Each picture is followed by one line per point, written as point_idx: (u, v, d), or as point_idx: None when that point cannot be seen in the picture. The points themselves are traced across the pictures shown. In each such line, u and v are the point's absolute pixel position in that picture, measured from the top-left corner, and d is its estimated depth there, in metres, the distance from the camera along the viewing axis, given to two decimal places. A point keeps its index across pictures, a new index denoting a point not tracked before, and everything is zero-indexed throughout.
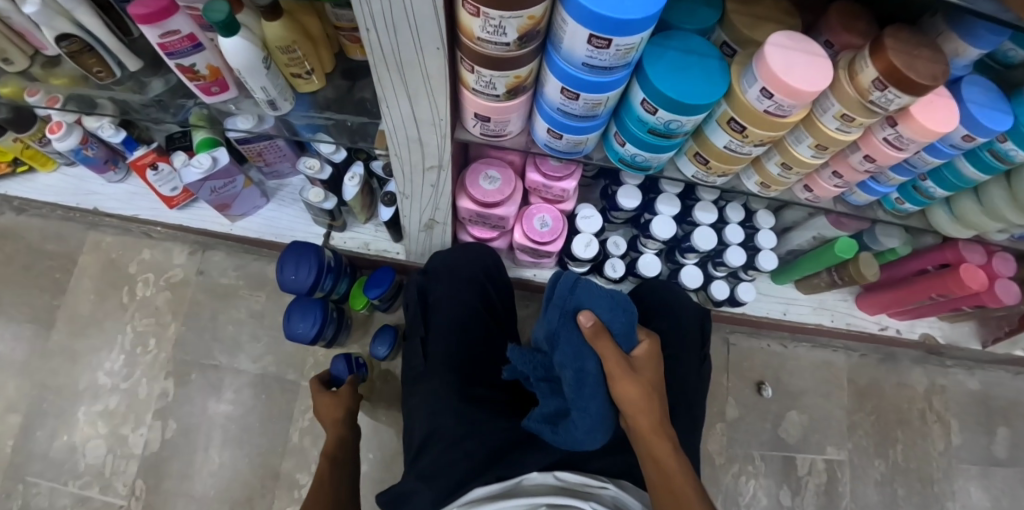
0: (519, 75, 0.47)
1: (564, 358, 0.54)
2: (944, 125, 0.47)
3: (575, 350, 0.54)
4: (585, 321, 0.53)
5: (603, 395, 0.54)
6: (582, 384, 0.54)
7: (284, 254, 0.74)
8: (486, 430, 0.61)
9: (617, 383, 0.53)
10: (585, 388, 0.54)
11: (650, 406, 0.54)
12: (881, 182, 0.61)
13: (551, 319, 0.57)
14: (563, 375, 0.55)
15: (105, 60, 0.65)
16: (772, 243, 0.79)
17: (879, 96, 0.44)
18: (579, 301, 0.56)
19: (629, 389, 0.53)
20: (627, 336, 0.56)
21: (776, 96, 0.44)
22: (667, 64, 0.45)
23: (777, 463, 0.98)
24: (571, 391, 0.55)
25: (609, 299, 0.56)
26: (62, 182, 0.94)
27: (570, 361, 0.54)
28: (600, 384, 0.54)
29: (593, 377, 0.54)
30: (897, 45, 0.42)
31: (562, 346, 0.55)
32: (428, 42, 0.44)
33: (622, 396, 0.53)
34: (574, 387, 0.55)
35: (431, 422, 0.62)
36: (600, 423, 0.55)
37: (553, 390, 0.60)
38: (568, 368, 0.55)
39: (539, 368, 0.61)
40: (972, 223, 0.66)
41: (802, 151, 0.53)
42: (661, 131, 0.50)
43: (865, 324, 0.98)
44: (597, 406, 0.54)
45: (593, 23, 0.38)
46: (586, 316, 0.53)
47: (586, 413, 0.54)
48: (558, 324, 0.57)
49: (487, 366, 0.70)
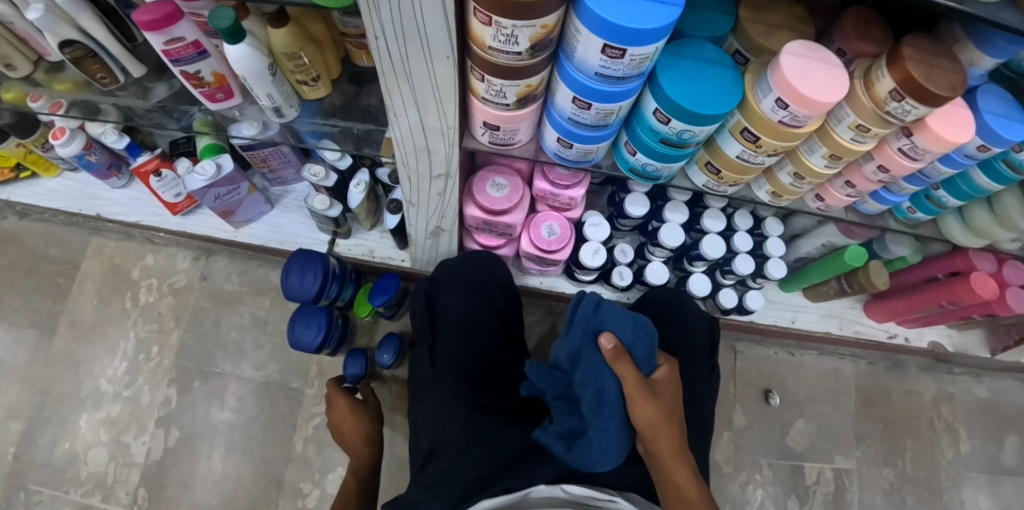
0: (529, 84, 0.46)
1: (585, 378, 0.57)
2: (960, 135, 0.46)
3: (598, 372, 0.57)
4: (605, 344, 0.56)
5: (621, 417, 0.57)
6: (602, 404, 0.56)
7: (289, 261, 0.73)
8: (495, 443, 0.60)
9: (635, 405, 0.55)
10: (604, 409, 0.56)
11: (667, 431, 0.56)
12: (894, 191, 0.60)
13: (574, 339, 0.59)
14: (583, 395, 0.57)
15: (108, 67, 0.65)
16: (781, 251, 0.78)
17: (896, 107, 0.43)
18: (602, 325, 0.58)
19: (648, 413, 0.55)
20: (648, 359, 0.59)
21: (791, 106, 0.43)
22: (680, 73, 0.45)
23: (786, 473, 0.97)
24: (589, 411, 0.57)
25: (631, 321, 0.58)
26: (64, 188, 0.93)
27: (592, 382, 0.56)
28: (620, 405, 0.56)
29: (612, 398, 0.56)
30: (915, 55, 0.42)
31: (585, 367, 0.57)
32: (438, 50, 0.43)
33: (642, 420, 0.55)
34: (593, 408, 0.56)
35: (439, 431, 0.61)
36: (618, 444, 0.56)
37: (568, 410, 0.61)
38: (589, 389, 0.57)
39: (558, 384, 0.63)
40: (985, 233, 0.65)
41: (815, 161, 0.53)
42: (673, 141, 0.49)
43: (874, 331, 0.98)
44: (615, 428, 0.56)
45: (608, 32, 0.37)
46: (606, 339, 0.55)
47: (602, 434, 0.56)
48: (580, 343, 0.59)
49: (493, 374, 0.69)
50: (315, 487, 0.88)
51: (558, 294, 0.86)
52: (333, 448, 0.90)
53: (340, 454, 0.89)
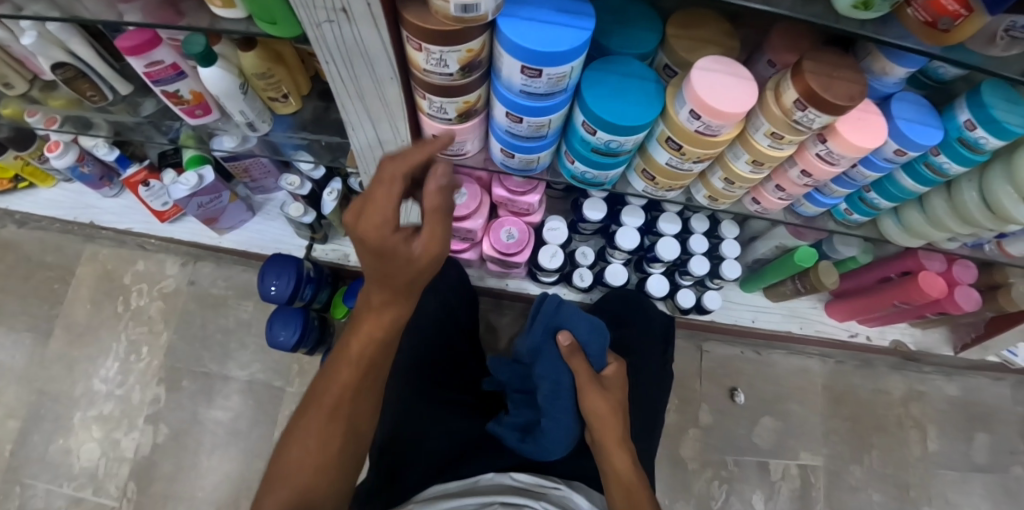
0: (467, 100, 0.50)
1: (543, 370, 0.63)
2: (867, 141, 0.50)
3: (552, 364, 0.63)
4: (563, 340, 0.62)
5: (571, 409, 0.62)
6: (555, 395, 0.62)
7: (265, 265, 0.78)
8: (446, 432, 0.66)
9: (587, 396, 0.60)
10: (557, 399, 0.62)
11: (610, 421, 0.60)
12: (825, 194, 0.64)
13: (536, 335, 0.66)
14: (540, 385, 0.63)
15: (98, 86, 0.70)
16: (736, 253, 0.81)
17: (801, 115, 0.47)
18: (559, 323, 0.65)
19: (598, 404, 0.60)
20: (600, 357, 0.64)
21: (703, 117, 0.47)
22: (604, 88, 0.49)
23: (752, 469, 1.00)
24: (545, 398, 0.63)
25: (587, 321, 0.64)
26: (60, 197, 0.99)
27: (547, 372, 0.63)
28: (572, 397, 0.62)
29: (566, 390, 0.62)
30: (816, 68, 0.45)
31: (542, 358, 0.64)
32: (382, 71, 0.48)
33: (592, 410, 0.60)
34: (548, 397, 0.62)
35: (397, 419, 0.64)
36: (568, 433, 0.61)
37: (527, 402, 0.68)
38: (545, 377, 0.63)
39: (523, 380, 0.71)
40: (920, 233, 0.69)
41: (741, 167, 0.56)
42: (603, 150, 0.53)
43: (835, 330, 1.01)
44: (566, 417, 0.62)
45: (523, 54, 0.41)
46: (563, 335, 0.62)
47: (556, 422, 0.62)
48: (540, 341, 0.66)
49: (445, 368, 0.74)
50: None
51: (524, 295, 0.90)
52: None
53: None
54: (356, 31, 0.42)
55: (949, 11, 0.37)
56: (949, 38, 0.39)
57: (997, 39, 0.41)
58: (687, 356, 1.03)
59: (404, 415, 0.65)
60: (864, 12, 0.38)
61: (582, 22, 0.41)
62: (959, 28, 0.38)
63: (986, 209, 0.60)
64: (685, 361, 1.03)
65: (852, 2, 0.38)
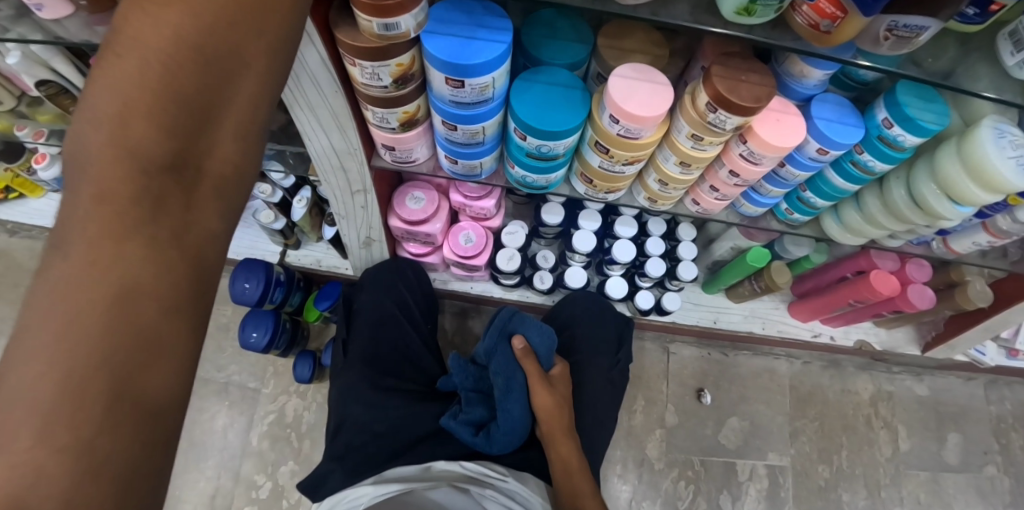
0: (407, 111, 0.54)
1: (497, 366, 0.66)
2: (783, 140, 0.53)
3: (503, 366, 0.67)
4: (517, 344, 0.67)
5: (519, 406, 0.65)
6: (509, 389, 0.65)
7: (236, 269, 0.81)
8: (395, 419, 0.68)
9: (536, 391, 0.64)
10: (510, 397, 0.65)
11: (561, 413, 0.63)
12: (762, 193, 0.67)
13: (489, 338, 0.69)
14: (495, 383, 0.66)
15: (78, 101, 0.76)
16: (692, 254, 0.84)
17: (714, 117, 0.50)
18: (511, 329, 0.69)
19: (545, 399, 0.64)
20: (548, 357, 0.68)
21: (622, 121, 0.50)
22: (532, 96, 0.53)
23: (718, 468, 1.01)
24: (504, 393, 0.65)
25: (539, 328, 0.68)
26: (50, 207, 1.04)
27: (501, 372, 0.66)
28: (524, 391, 0.65)
29: (519, 384, 0.65)
30: (723, 74, 0.49)
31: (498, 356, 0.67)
32: (326, 86, 0.52)
33: (540, 405, 0.64)
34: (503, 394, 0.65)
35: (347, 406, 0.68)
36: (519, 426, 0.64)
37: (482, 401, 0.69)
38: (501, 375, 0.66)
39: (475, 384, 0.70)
40: (859, 231, 0.72)
41: (671, 169, 0.60)
42: (537, 154, 0.57)
43: (799, 330, 1.03)
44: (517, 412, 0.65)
45: (446, 68, 0.45)
46: (516, 340, 0.67)
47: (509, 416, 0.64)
48: (493, 344, 0.69)
49: (402, 362, 0.76)
50: (268, 481, 0.95)
51: (490, 297, 0.94)
52: (285, 444, 0.97)
53: (292, 449, 0.96)
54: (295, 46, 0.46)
55: (827, 14, 0.41)
56: (831, 39, 0.43)
57: (883, 39, 0.45)
58: (653, 358, 1.06)
59: (354, 403, 0.69)
60: (749, 18, 0.42)
61: (501, 35, 0.45)
62: (840, 29, 0.42)
63: (914, 206, 0.63)
64: (653, 362, 1.05)
65: (734, 9, 0.42)
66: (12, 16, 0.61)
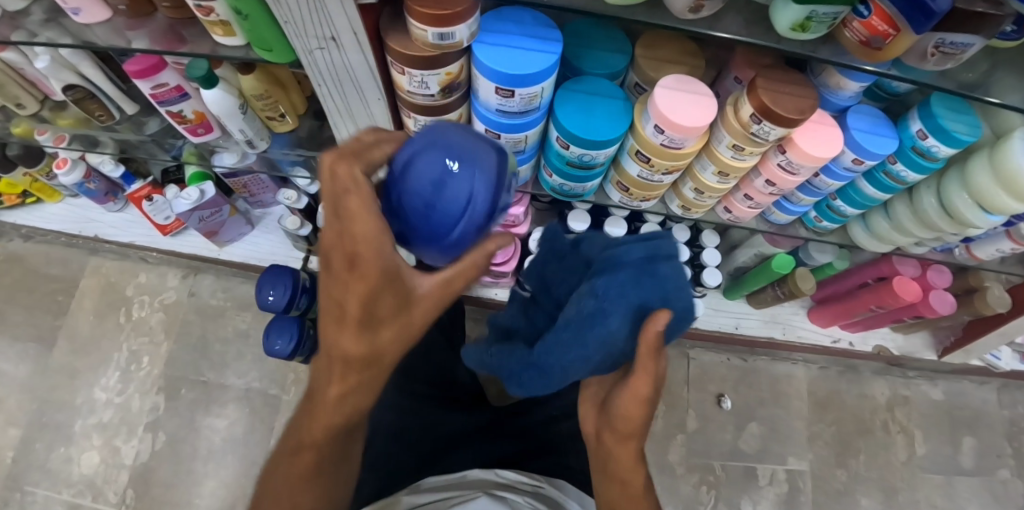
0: (449, 118, 0.54)
1: (614, 291, 0.49)
2: (823, 151, 0.53)
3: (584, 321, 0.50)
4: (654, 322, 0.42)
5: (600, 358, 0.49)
6: (593, 326, 0.49)
7: (262, 275, 0.81)
8: (427, 425, 0.69)
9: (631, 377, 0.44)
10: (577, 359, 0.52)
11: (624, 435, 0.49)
12: (793, 201, 0.68)
13: (631, 251, 0.53)
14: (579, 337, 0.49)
15: (105, 106, 0.74)
16: (715, 261, 0.84)
17: (757, 128, 0.51)
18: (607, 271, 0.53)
19: (629, 406, 0.45)
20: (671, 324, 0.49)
21: (667, 131, 0.50)
22: (575, 105, 0.53)
23: (739, 473, 1.01)
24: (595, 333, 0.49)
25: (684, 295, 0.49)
26: (66, 212, 1.03)
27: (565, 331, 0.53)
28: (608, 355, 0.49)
29: (608, 337, 0.47)
30: (768, 85, 0.49)
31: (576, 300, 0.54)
32: (370, 93, 0.52)
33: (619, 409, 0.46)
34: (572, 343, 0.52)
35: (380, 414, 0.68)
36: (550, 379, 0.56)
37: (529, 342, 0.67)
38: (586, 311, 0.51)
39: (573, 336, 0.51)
40: (887, 238, 0.73)
41: (708, 178, 0.60)
42: (577, 163, 0.57)
43: (818, 336, 1.04)
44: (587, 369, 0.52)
45: (497, 77, 0.45)
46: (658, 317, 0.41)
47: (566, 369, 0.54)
48: (633, 259, 0.52)
49: (428, 366, 0.77)
50: None
51: None
52: None
53: None
54: (345, 55, 0.46)
55: (879, 31, 0.41)
56: (882, 54, 0.44)
57: (930, 55, 0.45)
58: (673, 363, 1.06)
59: (388, 410, 0.69)
60: (803, 34, 0.43)
61: (551, 46, 0.45)
62: (891, 45, 0.42)
63: (945, 215, 0.63)
64: (672, 368, 1.06)
65: (789, 24, 0.42)
66: (41, 21, 0.61)
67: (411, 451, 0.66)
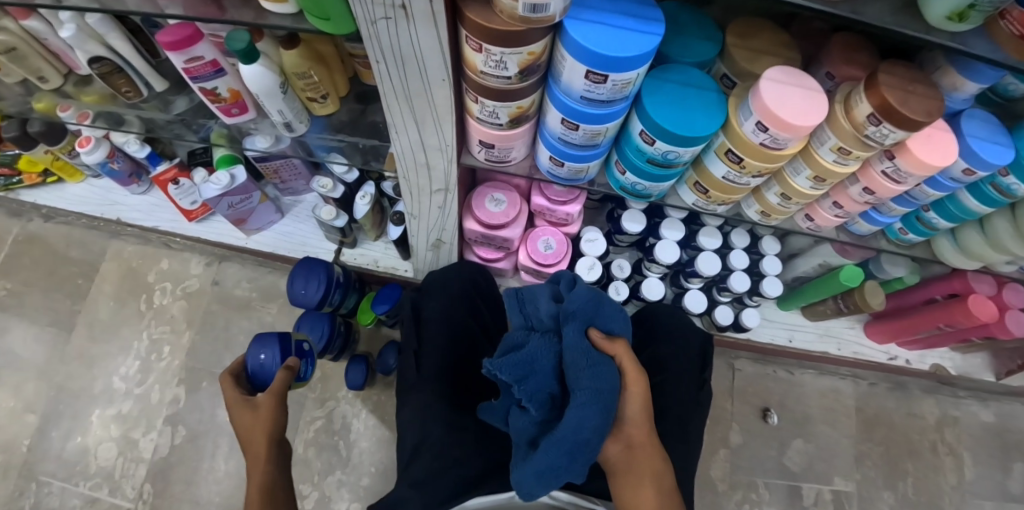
0: (521, 106, 0.49)
1: (601, 311, 0.55)
2: (941, 159, 0.47)
3: (593, 359, 0.49)
4: (599, 337, 0.53)
5: (608, 420, 0.46)
6: (603, 307, 0.56)
7: (294, 268, 0.77)
8: (473, 438, 0.65)
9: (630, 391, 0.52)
10: (577, 435, 0.44)
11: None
12: (883, 212, 0.62)
13: (574, 339, 0.50)
14: (573, 375, 0.48)
15: (133, 82, 0.68)
16: (777, 269, 0.79)
17: (874, 130, 0.45)
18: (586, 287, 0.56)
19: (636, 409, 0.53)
20: (616, 324, 0.56)
21: (771, 129, 0.45)
22: (663, 97, 0.47)
23: (782, 492, 0.97)
24: (568, 304, 0.54)
25: (621, 321, 0.56)
26: (88, 193, 0.99)
27: (544, 360, 0.50)
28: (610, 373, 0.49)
29: (607, 390, 0.47)
30: (891, 81, 0.43)
31: (581, 310, 0.53)
32: (434, 74, 0.46)
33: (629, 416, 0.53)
34: (587, 393, 0.46)
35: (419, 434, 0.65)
36: (613, 384, 0.48)
37: (593, 401, 0.46)
38: (577, 303, 0.54)
39: (556, 364, 0.50)
40: (978, 254, 0.66)
41: (800, 183, 0.55)
42: (659, 161, 0.52)
43: (872, 352, 0.99)
44: (590, 430, 0.44)
45: (591, 60, 0.39)
46: (597, 332, 0.53)
47: (549, 463, 0.45)
48: (573, 342, 0.50)
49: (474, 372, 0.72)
50: (313, 490, 0.90)
51: None
52: (333, 451, 0.92)
53: (340, 458, 0.92)
54: (414, 29, 0.41)
55: None
56: None
57: None
58: (717, 374, 1.02)
59: (433, 420, 0.65)
60: (958, 24, 0.37)
61: (653, 26, 0.39)
62: None
63: None
64: (716, 379, 1.01)
65: (945, 13, 0.36)
66: None
67: (455, 465, 0.61)
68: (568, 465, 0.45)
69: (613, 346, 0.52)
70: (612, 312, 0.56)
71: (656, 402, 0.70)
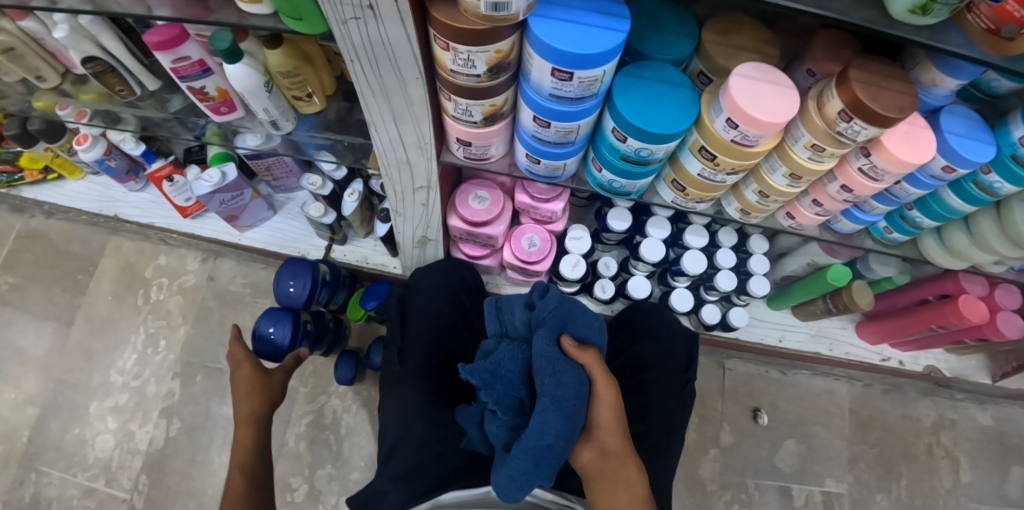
0: (494, 103, 0.49)
1: (573, 316, 0.55)
2: (916, 156, 0.47)
3: (559, 366, 0.50)
4: (570, 343, 0.53)
5: (573, 427, 0.48)
6: (574, 314, 0.56)
7: (282, 265, 0.78)
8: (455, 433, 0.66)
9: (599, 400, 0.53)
10: (540, 439, 0.47)
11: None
12: (865, 210, 0.62)
13: (543, 345, 0.51)
14: (539, 381, 0.49)
15: (126, 81, 0.69)
16: (764, 268, 0.78)
17: (845, 126, 0.44)
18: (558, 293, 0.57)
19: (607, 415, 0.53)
20: (588, 331, 0.56)
21: (741, 126, 0.45)
22: (635, 94, 0.47)
23: (773, 493, 0.96)
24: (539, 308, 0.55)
25: (593, 327, 0.56)
26: (88, 189, 1.01)
27: (509, 367, 0.52)
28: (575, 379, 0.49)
29: (571, 394, 0.48)
30: (862, 77, 0.43)
31: (551, 316, 0.54)
32: (407, 72, 0.47)
33: (599, 422, 0.53)
34: (549, 399, 0.47)
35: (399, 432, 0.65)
36: (580, 390, 0.49)
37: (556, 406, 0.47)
38: (548, 307, 0.55)
39: (523, 371, 0.53)
40: (964, 254, 0.66)
41: (777, 180, 0.55)
42: (633, 158, 0.52)
43: (865, 353, 0.98)
44: (553, 436, 0.47)
45: (556, 57, 0.40)
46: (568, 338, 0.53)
47: (519, 468, 0.48)
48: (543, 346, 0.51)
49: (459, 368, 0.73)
50: (304, 483, 0.91)
51: None
52: (324, 445, 0.94)
53: (330, 453, 0.93)
54: (382, 28, 0.41)
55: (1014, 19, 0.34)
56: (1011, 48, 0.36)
57: None
58: (708, 373, 1.02)
59: (415, 414, 0.66)
60: (922, 17, 0.36)
61: (618, 23, 0.39)
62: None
63: None
64: (706, 378, 1.01)
65: (909, 6, 0.36)
66: None
67: (438, 459, 0.62)
68: (535, 470, 0.48)
69: (585, 353, 0.53)
70: (583, 317, 0.56)
71: (640, 401, 0.70)
